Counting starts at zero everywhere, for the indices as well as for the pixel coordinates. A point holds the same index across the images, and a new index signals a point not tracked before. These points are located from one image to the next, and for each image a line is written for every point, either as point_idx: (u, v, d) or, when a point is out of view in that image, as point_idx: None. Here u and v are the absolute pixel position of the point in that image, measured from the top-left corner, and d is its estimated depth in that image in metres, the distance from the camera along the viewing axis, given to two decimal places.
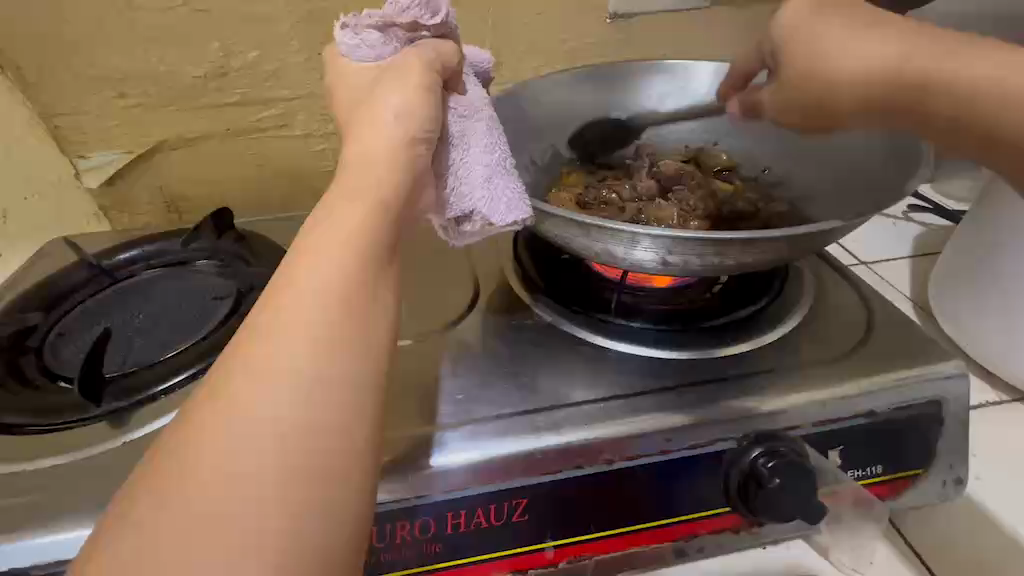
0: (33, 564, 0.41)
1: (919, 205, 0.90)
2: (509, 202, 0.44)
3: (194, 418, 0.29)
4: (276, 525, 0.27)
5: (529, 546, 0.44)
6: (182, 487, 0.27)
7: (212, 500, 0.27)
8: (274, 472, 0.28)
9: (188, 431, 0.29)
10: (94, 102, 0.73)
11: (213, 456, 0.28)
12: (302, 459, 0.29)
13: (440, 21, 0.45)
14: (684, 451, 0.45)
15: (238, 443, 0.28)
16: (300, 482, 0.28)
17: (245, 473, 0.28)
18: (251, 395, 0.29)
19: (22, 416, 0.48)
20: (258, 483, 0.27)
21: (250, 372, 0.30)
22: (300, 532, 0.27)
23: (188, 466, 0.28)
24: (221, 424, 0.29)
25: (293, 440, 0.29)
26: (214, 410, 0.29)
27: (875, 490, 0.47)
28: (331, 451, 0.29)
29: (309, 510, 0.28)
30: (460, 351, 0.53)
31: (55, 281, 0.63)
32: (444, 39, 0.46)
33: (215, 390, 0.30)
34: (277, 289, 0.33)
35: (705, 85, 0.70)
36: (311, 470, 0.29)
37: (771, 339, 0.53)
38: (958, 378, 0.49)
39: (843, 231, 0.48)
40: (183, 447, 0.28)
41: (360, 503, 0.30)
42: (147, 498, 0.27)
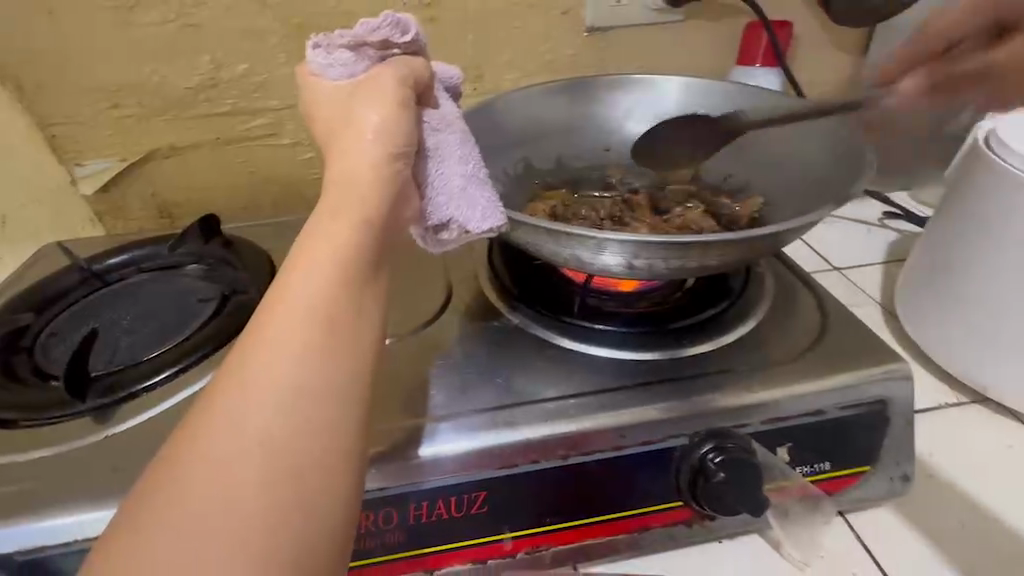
0: (17, 550, 0.43)
1: (893, 212, 0.92)
2: (485, 208, 0.45)
3: (194, 420, 0.32)
4: (266, 521, 0.29)
5: (489, 537, 0.46)
6: (179, 488, 0.30)
7: (208, 496, 0.30)
8: (263, 475, 0.30)
9: (189, 433, 0.32)
10: (89, 112, 0.76)
11: (208, 461, 0.30)
12: (290, 461, 0.31)
13: (411, 39, 0.45)
14: (637, 447, 0.48)
15: (233, 444, 0.31)
16: (288, 484, 0.31)
17: (236, 476, 0.30)
18: (246, 400, 0.32)
19: (11, 411, 0.51)
20: (249, 485, 0.30)
21: (243, 383, 0.33)
22: (288, 528, 0.30)
23: (185, 470, 0.30)
24: (218, 427, 0.31)
25: (283, 444, 0.31)
26: (210, 418, 0.32)
27: (824, 486, 0.51)
28: (317, 456, 0.32)
29: (297, 510, 0.30)
30: (431, 352, 0.55)
31: (47, 285, 0.66)
32: (416, 56, 0.46)
33: (213, 395, 0.33)
34: (270, 305, 0.35)
35: (673, 96, 0.74)
36: (299, 471, 0.31)
37: (730, 340, 0.55)
38: (903, 379, 0.51)
39: (801, 229, 0.50)
40: (181, 452, 0.31)
41: (344, 503, 0.33)
42: (148, 498, 0.30)
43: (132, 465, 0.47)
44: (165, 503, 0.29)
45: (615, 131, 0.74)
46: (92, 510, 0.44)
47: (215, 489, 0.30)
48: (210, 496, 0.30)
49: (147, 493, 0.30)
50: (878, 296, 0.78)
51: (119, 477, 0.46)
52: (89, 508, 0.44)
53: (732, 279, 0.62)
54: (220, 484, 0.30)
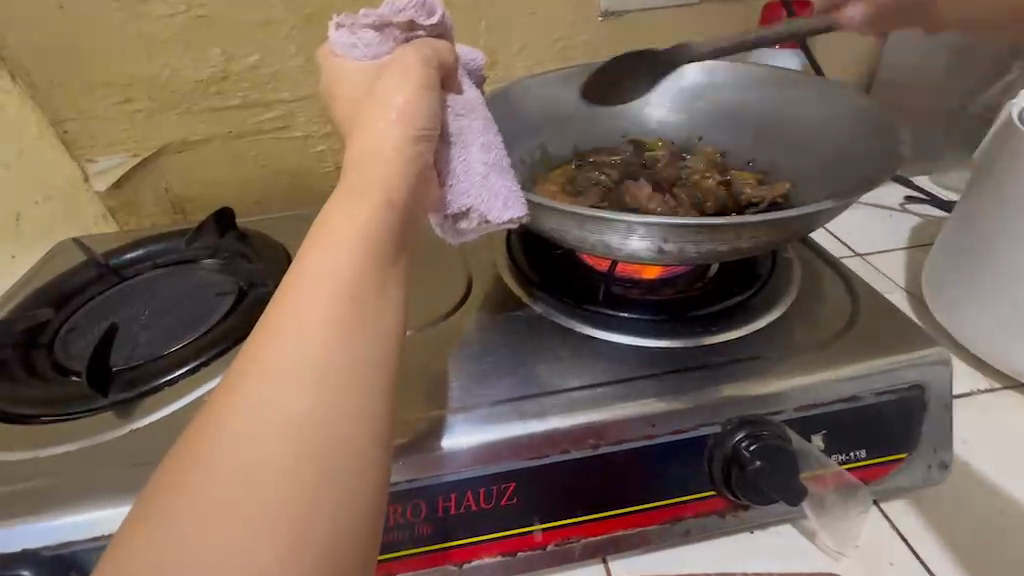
0: (43, 546, 0.43)
1: (916, 196, 0.90)
2: (506, 197, 0.44)
3: (211, 413, 0.31)
4: (293, 513, 0.28)
5: (518, 529, 0.46)
6: (200, 476, 0.28)
7: (231, 489, 0.28)
8: (288, 462, 0.29)
9: (206, 426, 0.30)
10: (101, 107, 0.75)
11: (230, 447, 0.29)
12: (314, 450, 0.30)
13: (438, 22, 0.44)
14: (667, 437, 0.46)
15: (255, 436, 0.29)
16: (314, 471, 0.29)
17: (260, 464, 0.29)
18: (265, 389, 0.31)
19: (33, 407, 0.50)
20: (275, 473, 0.29)
21: (264, 367, 0.31)
22: (315, 518, 0.29)
23: (206, 458, 0.29)
24: (237, 418, 0.30)
25: (307, 433, 0.30)
26: (230, 404, 0.30)
27: (860, 475, 0.49)
28: (344, 442, 0.31)
29: (325, 498, 0.29)
30: (453, 342, 0.55)
31: (64, 281, 0.65)
32: (441, 39, 0.45)
33: (229, 386, 0.31)
34: (287, 290, 0.34)
35: (692, 81, 0.72)
36: (324, 460, 0.30)
37: (758, 326, 0.54)
38: (940, 364, 0.50)
39: (834, 212, 0.49)
40: (200, 441, 0.30)
41: (372, 491, 0.31)
42: (166, 490, 0.28)
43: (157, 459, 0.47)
44: (185, 493, 0.28)
45: (632, 117, 0.73)
46: (121, 504, 0.44)
47: (239, 477, 0.28)
48: (234, 485, 0.28)
49: (163, 485, 0.29)
50: (903, 283, 0.77)
51: (145, 471, 0.46)
52: (116, 502, 0.44)
53: (758, 265, 0.61)
54: (244, 472, 0.29)
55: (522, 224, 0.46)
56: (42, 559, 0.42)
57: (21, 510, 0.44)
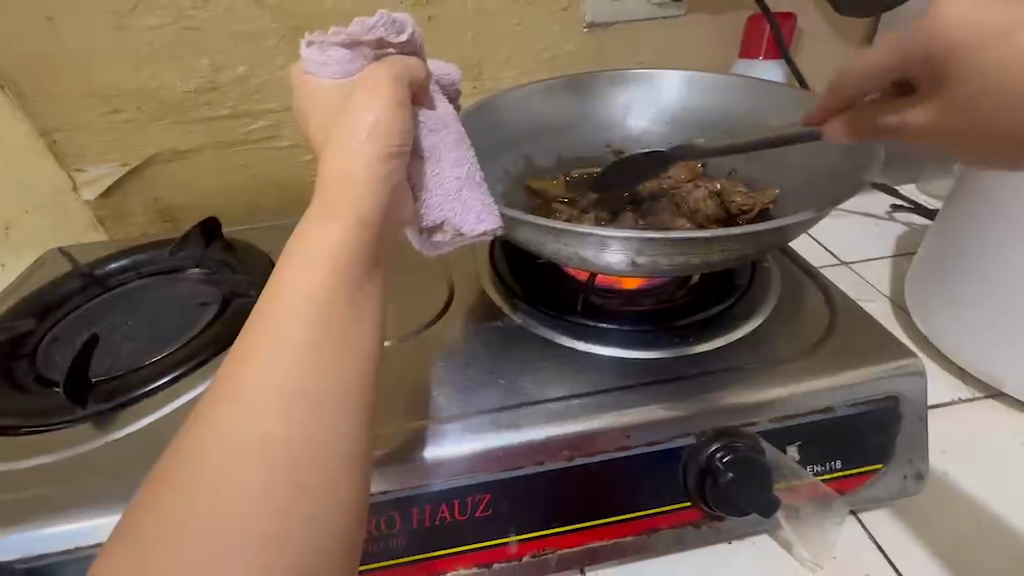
0: (18, 558, 0.43)
1: (902, 204, 0.91)
2: (480, 211, 0.45)
3: (190, 440, 0.31)
4: (271, 535, 0.29)
5: (493, 541, 0.46)
6: (175, 499, 0.29)
7: (208, 515, 0.29)
8: (260, 482, 0.30)
9: (184, 453, 0.31)
10: (89, 117, 0.76)
11: (204, 469, 0.30)
12: (290, 471, 0.30)
13: (408, 39, 0.45)
14: (642, 447, 0.47)
15: (229, 461, 0.30)
16: (286, 492, 0.30)
17: (233, 486, 0.29)
18: (239, 415, 0.31)
19: (12, 418, 0.50)
20: (247, 495, 0.29)
21: (236, 389, 0.32)
22: (293, 538, 0.29)
23: (181, 480, 0.30)
24: (212, 444, 0.31)
25: (282, 455, 0.31)
26: (205, 426, 0.31)
27: (836, 485, 0.49)
28: (314, 461, 0.31)
29: (299, 517, 0.30)
30: (434, 352, 0.55)
31: (48, 291, 0.66)
32: (412, 56, 0.46)
33: (206, 413, 0.32)
34: (262, 314, 0.35)
35: (674, 92, 0.73)
36: (300, 481, 0.30)
37: (738, 336, 0.55)
38: (915, 376, 0.50)
39: (807, 224, 0.49)
40: (177, 463, 0.31)
41: (345, 510, 0.31)
42: (145, 512, 0.29)
43: (137, 470, 0.47)
44: (161, 516, 0.29)
45: (615, 127, 0.73)
46: (97, 516, 0.44)
47: (211, 500, 0.29)
48: (208, 508, 0.29)
49: (145, 507, 0.30)
50: (887, 291, 0.77)
51: (123, 483, 0.46)
52: (90, 515, 0.44)
53: (738, 275, 0.61)
54: (217, 495, 0.29)
55: (496, 235, 0.46)
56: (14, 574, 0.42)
57: None
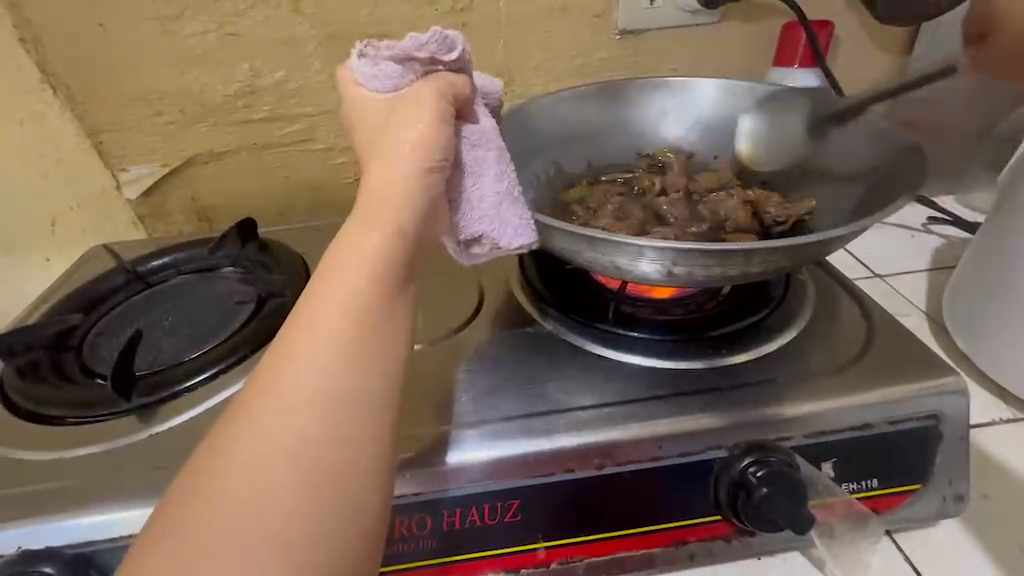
0: (66, 543, 0.45)
1: (939, 216, 0.89)
2: (518, 224, 0.45)
3: (224, 434, 0.32)
4: (296, 533, 0.29)
5: (522, 546, 0.46)
6: (206, 492, 0.30)
7: (238, 508, 0.29)
8: (289, 481, 0.30)
9: (218, 446, 0.32)
10: (134, 119, 0.79)
11: (235, 465, 0.31)
12: (318, 472, 0.31)
13: (457, 57, 0.45)
14: (673, 458, 0.46)
15: (261, 457, 0.31)
16: (314, 490, 0.30)
17: (261, 483, 0.30)
18: (274, 412, 0.32)
19: (61, 408, 0.53)
20: (278, 491, 0.30)
21: (270, 389, 0.33)
22: (317, 537, 0.30)
23: (214, 474, 0.30)
24: (247, 439, 0.31)
25: (313, 453, 0.31)
26: (238, 423, 0.32)
27: (870, 504, 0.48)
28: (341, 463, 0.32)
29: (324, 516, 0.30)
30: (463, 357, 0.55)
31: (94, 286, 0.68)
32: (460, 74, 0.46)
33: (242, 409, 0.33)
34: (300, 314, 0.36)
35: (710, 101, 0.72)
36: (327, 481, 0.31)
37: (772, 349, 0.54)
38: (957, 395, 0.49)
39: (849, 238, 0.48)
40: (210, 457, 0.31)
41: (367, 516, 0.32)
42: (176, 503, 0.30)
43: (177, 463, 0.48)
44: (191, 509, 0.29)
45: (647, 135, 0.73)
46: (142, 504, 0.45)
47: (241, 496, 0.30)
48: (236, 504, 0.29)
49: (175, 499, 0.31)
50: (923, 305, 0.75)
51: (164, 474, 0.47)
52: (133, 505, 0.45)
53: (772, 287, 0.60)
54: (246, 491, 0.30)
55: (530, 250, 0.47)
56: (65, 557, 0.44)
57: (47, 507, 0.45)
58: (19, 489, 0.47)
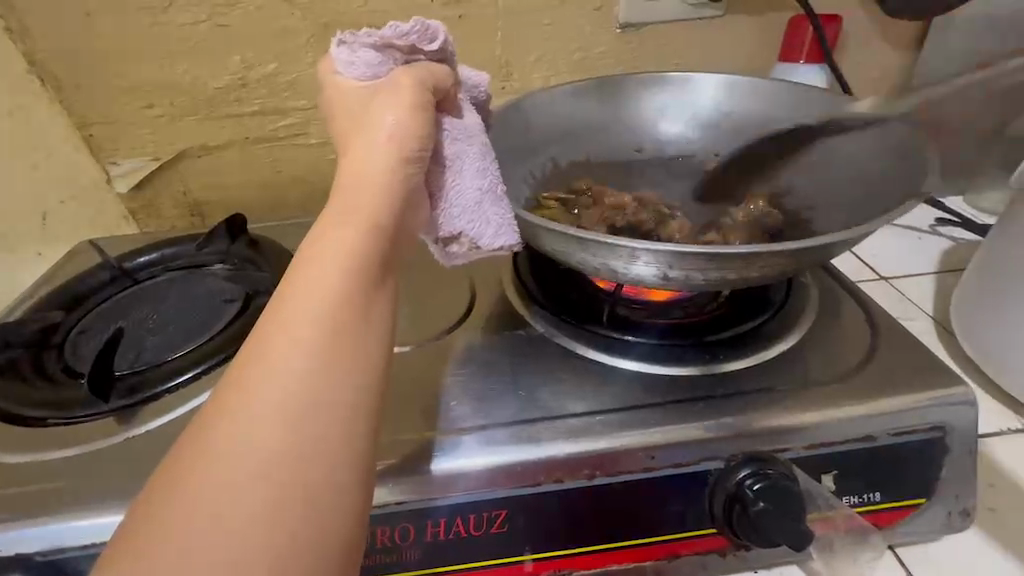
0: (38, 550, 0.43)
1: (947, 218, 0.86)
2: (498, 224, 0.44)
3: (194, 436, 0.30)
4: (271, 538, 0.28)
5: (509, 558, 0.44)
6: (177, 494, 0.28)
7: (208, 514, 0.28)
8: (265, 485, 0.29)
9: (188, 448, 0.30)
10: (124, 112, 0.77)
11: (208, 466, 0.29)
12: (292, 475, 0.29)
13: (439, 48, 0.44)
14: (668, 469, 0.45)
15: (232, 459, 0.29)
16: (289, 493, 0.29)
17: (234, 488, 0.28)
18: (246, 412, 0.30)
19: (40, 409, 0.51)
20: (250, 494, 0.28)
21: (244, 389, 0.31)
22: (293, 543, 0.28)
23: (184, 477, 0.29)
24: (218, 442, 0.30)
25: (287, 455, 0.30)
26: (211, 422, 0.30)
27: (872, 519, 0.46)
28: (318, 463, 0.30)
29: (301, 519, 0.29)
30: (452, 359, 0.54)
31: (79, 283, 0.67)
32: (442, 65, 0.44)
33: (213, 410, 0.31)
34: (274, 312, 0.34)
35: (712, 96, 0.70)
36: (302, 485, 0.29)
37: (772, 354, 0.52)
38: (965, 405, 0.47)
39: (850, 241, 0.46)
40: (182, 456, 0.30)
41: (345, 523, 0.30)
42: (146, 505, 0.29)
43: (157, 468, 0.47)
44: (162, 511, 0.28)
45: (646, 130, 0.71)
46: (119, 511, 0.44)
47: (214, 499, 0.28)
48: (208, 508, 0.28)
49: (143, 504, 0.29)
50: (930, 309, 0.73)
51: (142, 479, 0.46)
52: (107, 512, 0.44)
53: (773, 290, 0.59)
54: (219, 494, 0.28)
55: (514, 251, 0.45)
56: (34, 565, 0.43)
57: (19, 513, 0.44)
58: None
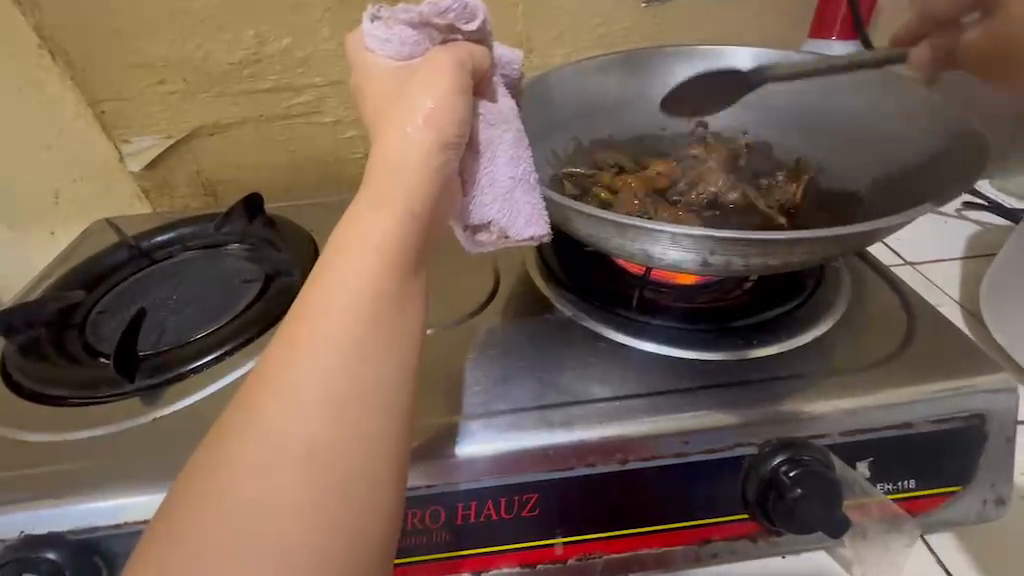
0: (68, 529, 0.43)
1: (975, 202, 0.84)
2: (529, 215, 0.43)
3: (226, 433, 0.30)
4: (310, 536, 0.27)
5: (540, 541, 0.44)
6: (214, 494, 0.28)
7: (245, 511, 0.27)
8: (302, 484, 0.28)
9: (221, 446, 0.29)
10: (136, 88, 0.75)
11: (242, 464, 0.28)
12: (332, 472, 0.29)
13: (478, 28, 0.42)
14: (700, 455, 0.44)
15: (268, 456, 0.28)
16: (327, 490, 0.28)
17: (272, 486, 0.28)
18: (281, 408, 0.29)
19: (64, 389, 0.51)
20: (289, 492, 0.28)
21: (278, 383, 0.30)
22: (333, 541, 0.28)
23: (220, 474, 0.28)
24: (252, 438, 0.29)
25: (325, 453, 0.29)
26: (245, 418, 0.30)
27: (906, 506, 0.46)
28: (356, 460, 0.29)
29: (339, 519, 0.28)
30: (476, 342, 0.53)
31: (96, 262, 0.66)
32: (480, 45, 0.43)
33: (246, 405, 0.30)
34: (306, 305, 0.33)
35: (741, 74, 0.68)
36: (342, 482, 0.29)
37: (804, 341, 0.51)
38: (1006, 392, 0.46)
39: (893, 229, 0.45)
40: (218, 444, 0.29)
41: (384, 520, 0.30)
42: (185, 492, 0.28)
43: (183, 448, 0.46)
44: (202, 500, 0.28)
45: (671, 108, 0.69)
46: (147, 491, 0.44)
47: (250, 498, 0.28)
48: (245, 505, 0.27)
49: (178, 500, 0.28)
50: (957, 296, 0.71)
51: (170, 460, 0.45)
52: (136, 492, 0.43)
53: (805, 276, 0.57)
54: (255, 491, 0.28)
55: (543, 242, 0.44)
56: (69, 543, 0.42)
57: (50, 491, 0.44)
58: (24, 471, 0.46)
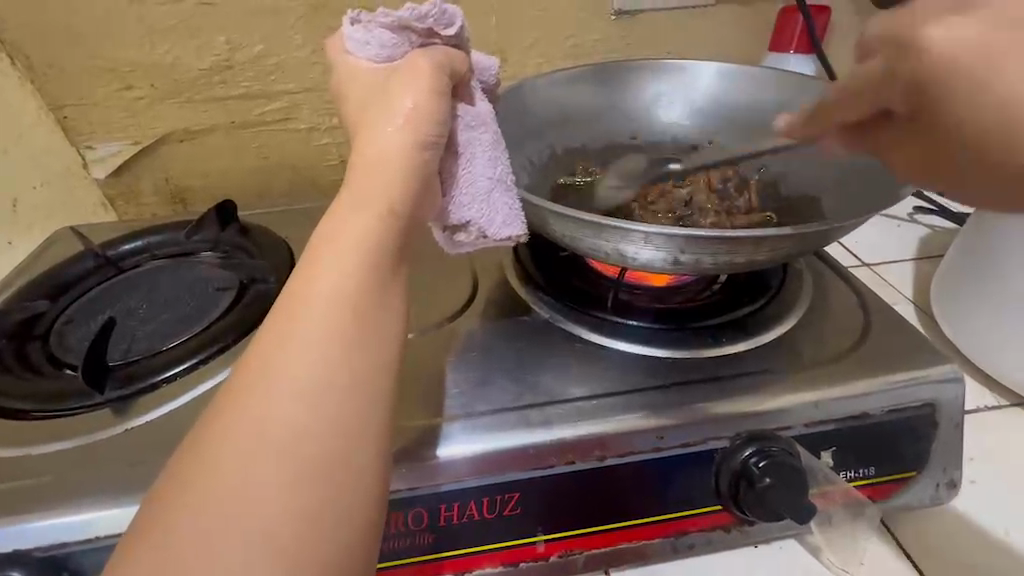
0: (34, 546, 0.41)
1: (925, 207, 0.90)
2: (507, 214, 0.44)
3: (209, 432, 0.29)
4: (292, 529, 0.27)
5: (521, 540, 0.45)
6: (195, 493, 0.28)
7: (228, 507, 0.27)
8: (283, 478, 0.28)
9: (203, 445, 0.29)
10: (100, 93, 0.74)
11: (226, 461, 0.28)
12: (314, 466, 0.29)
13: (456, 33, 0.42)
14: (674, 449, 0.46)
15: (251, 452, 0.28)
16: (309, 482, 0.28)
17: (255, 482, 0.28)
18: (264, 405, 0.30)
19: (26, 402, 0.49)
20: (272, 486, 0.28)
21: (259, 381, 0.30)
22: (315, 534, 0.28)
23: (202, 472, 0.28)
24: (234, 436, 0.29)
25: (308, 448, 0.29)
26: (228, 415, 0.30)
27: (867, 492, 0.49)
28: (338, 453, 0.30)
29: (322, 511, 0.28)
30: (455, 345, 0.54)
31: (59, 272, 0.64)
32: (458, 50, 0.44)
33: (228, 404, 0.30)
34: (289, 303, 0.33)
35: (705, 85, 0.71)
36: (323, 476, 0.29)
37: (769, 339, 0.53)
38: (953, 382, 0.49)
39: (848, 229, 0.47)
40: (200, 444, 0.29)
41: (367, 510, 0.30)
42: (163, 497, 0.28)
43: (156, 458, 0.45)
44: (180, 504, 0.27)
45: (642, 118, 0.71)
46: (119, 504, 0.42)
47: (233, 494, 0.27)
48: (228, 502, 0.27)
49: (158, 504, 0.28)
50: (910, 294, 0.76)
51: (143, 471, 0.44)
52: (107, 505, 0.42)
53: (769, 276, 0.60)
54: (237, 488, 0.28)
55: (520, 242, 0.45)
56: (36, 560, 0.41)
57: (14, 507, 0.42)
58: None
